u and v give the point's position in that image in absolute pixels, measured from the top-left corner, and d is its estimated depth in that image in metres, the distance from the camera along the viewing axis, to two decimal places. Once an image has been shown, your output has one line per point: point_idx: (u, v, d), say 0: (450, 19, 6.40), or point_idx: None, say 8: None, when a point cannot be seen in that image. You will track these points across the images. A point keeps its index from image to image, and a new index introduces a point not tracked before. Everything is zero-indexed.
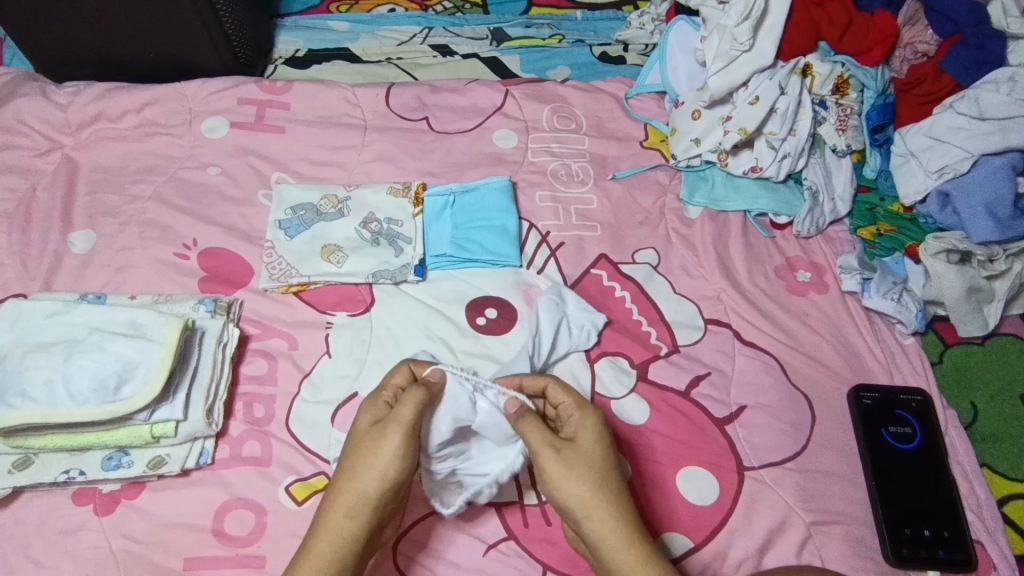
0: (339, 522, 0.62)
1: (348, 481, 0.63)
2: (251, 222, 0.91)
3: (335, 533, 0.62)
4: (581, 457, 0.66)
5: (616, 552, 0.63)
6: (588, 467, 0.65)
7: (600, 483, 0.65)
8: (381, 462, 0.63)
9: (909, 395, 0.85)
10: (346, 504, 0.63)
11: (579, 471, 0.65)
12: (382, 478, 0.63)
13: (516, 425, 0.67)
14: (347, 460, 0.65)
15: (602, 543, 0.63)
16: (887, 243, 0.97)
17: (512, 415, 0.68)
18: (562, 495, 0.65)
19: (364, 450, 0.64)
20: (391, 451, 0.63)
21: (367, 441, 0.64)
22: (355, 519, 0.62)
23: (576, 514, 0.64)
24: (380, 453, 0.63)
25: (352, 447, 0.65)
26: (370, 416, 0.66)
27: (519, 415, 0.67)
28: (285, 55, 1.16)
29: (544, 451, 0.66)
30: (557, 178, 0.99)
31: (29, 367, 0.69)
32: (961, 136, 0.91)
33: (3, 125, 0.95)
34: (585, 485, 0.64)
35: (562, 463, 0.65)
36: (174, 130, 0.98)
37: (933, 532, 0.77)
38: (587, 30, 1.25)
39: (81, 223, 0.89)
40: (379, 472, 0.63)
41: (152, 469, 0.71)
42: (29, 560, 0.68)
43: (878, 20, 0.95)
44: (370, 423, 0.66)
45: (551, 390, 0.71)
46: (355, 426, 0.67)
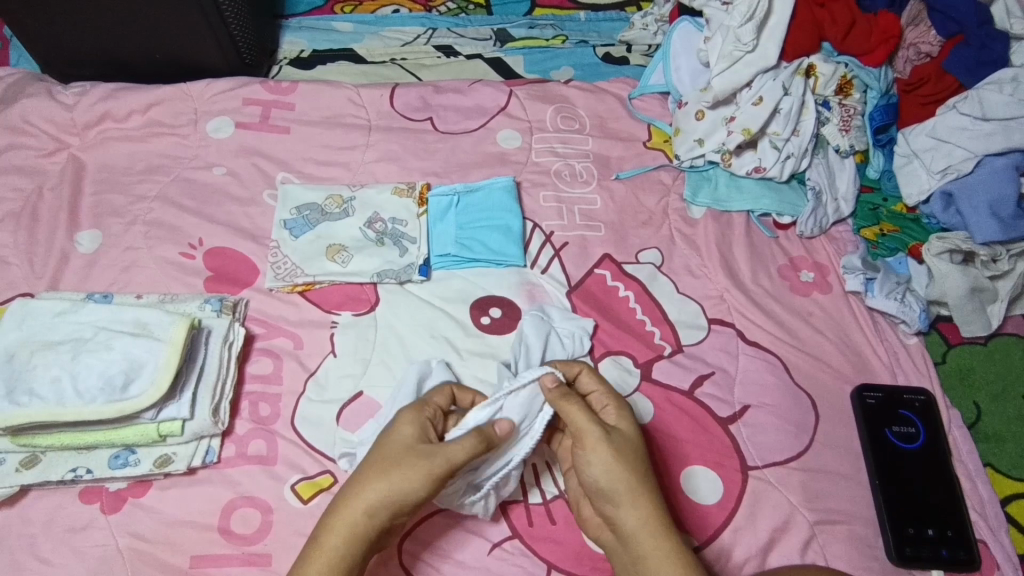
0: (355, 521, 0.62)
1: (376, 488, 0.62)
2: (257, 222, 0.92)
3: (348, 529, 0.62)
4: (625, 442, 0.67)
5: (652, 537, 0.64)
6: (632, 453, 0.67)
7: (642, 471, 0.66)
8: (416, 484, 0.62)
9: (913, 395, 0.86)
10: (369, 504, 0.62)
11: (624, 456, 0.66)
12: (411, 497, 0.62)
13: (561, 404, 0.68)
14: (380, 463, 0.63)
15: (637, 528, 0.64)
16: (890, 243, 0.97)
17: (554, 396, 0.69)
18: (605, 478, 0.65)
19: (403, 467, 0.62)
20: (430, 478, 0.62)
21: (409, 458, 0.63)
22: (372, 522, 0.62)
23: (615, 498, 0.65)
24: (419, 476, 0.62)
25: (387, 452, 0.64)
26: (413, 432, 0.65)
27: (565, 396, 0.68)
28: (289, 56, 1.16)
29: (594, 431, 0.66)
30: (560, 178, 0.99)
31: (37, 365, 0.70)
32: (964, 136, 0.91)
33: (9, 125, 0.95)
34: (630, 468, 0.65)
35: (610, 447, 0.66)
36: (179, 130, 0.98)
37: (937, 532, 0.77)
38: (591, 31, 1.25)
39: (87, 223, 0.90)
40: (410, 491, 0.62)
41: (159, 468, 0.72)
42: (36, 558, 0.69)
43: (881, 20, 0.96)
44: (414, 439, 0.65)
45: (585, 378, 0.73)
46: (397, 434, 0.65)
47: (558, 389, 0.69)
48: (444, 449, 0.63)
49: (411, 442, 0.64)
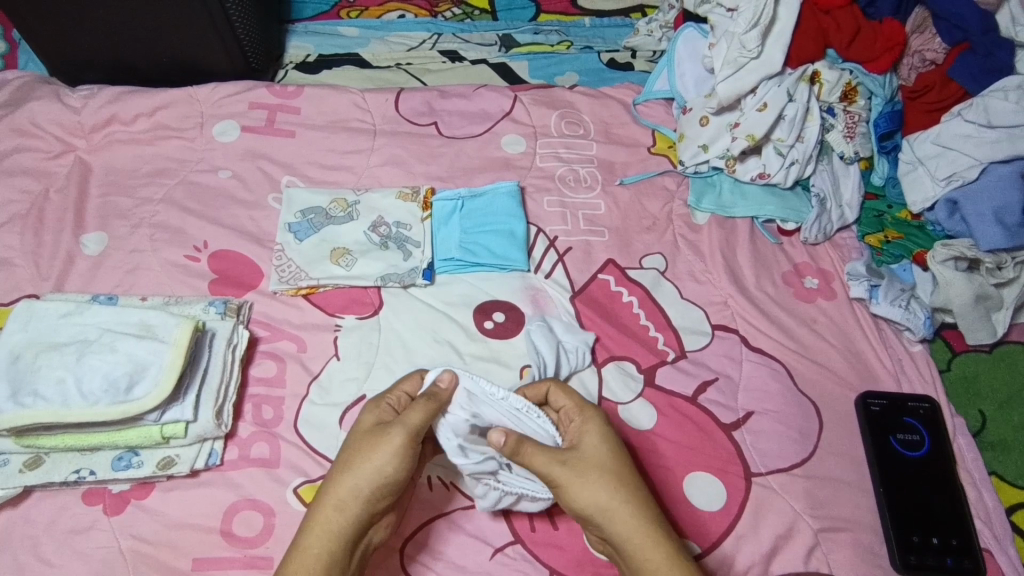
0: (328, 514, 0.62)
1: (341, 473, 0.64)
2: (261, 225, 0.92)
3: (324, 525, 0.62)
4: (588, 462, 0.66)
5: (642, 549, 0.63)
6: (597, 470, 0.66)
7: (612, 484, 0.65)
8: (378, 460, 0.64)
9: (917, 402, 0.85)
10: (337, 494, 0.63)
11: (588, 476, 0.65)
12: (377, 475, 0.63)
13: (516, 454, 0.66)
14: (344, 453, 0.66)
15: (627, 541, 0.63)
16: (895, 249, 0.97)
17: (506, 450, 0.66)
18: (578, 503, 0.65)
19: (363, 446, 0.65)
20: (391, 449, 0.64)
21: (368, 438, 0.66)
22: (345, 512, 0.62)
23: (595, 518, 0.64)
24: (379, 452, 0.64)
25: (350, 444, 0.66)
26: (374, 417, 0.68)
27: (515, 448, 0.66)
28: (295, 60, 1.17)
29: (549, 465, 0.66)
30: (565, 183, 0.99)
31: (41, 367, 0.70)
32: (969, 143, 0.91)
33: (16, 127, 0.96)
34: (598, 486, 0.64)
35: (572, 473, 0.65)
36: (185, 134, 0.99)
37: (941, 541, 0.76)
38: (596, 37, 1.25)
39: (93, 225, 0.90)
40: (374, 468, 0.64)
41: (162, 470, 0.72)
42: (38, 559, 0.69)
43: (886, 27, 0.97)
44: (373, 425, 0.67)
45: (554, 397, 0.73)
46: (359, 426, 0.68)
47: (508, 442, 0.66)
48: (402, 418, 0.66)
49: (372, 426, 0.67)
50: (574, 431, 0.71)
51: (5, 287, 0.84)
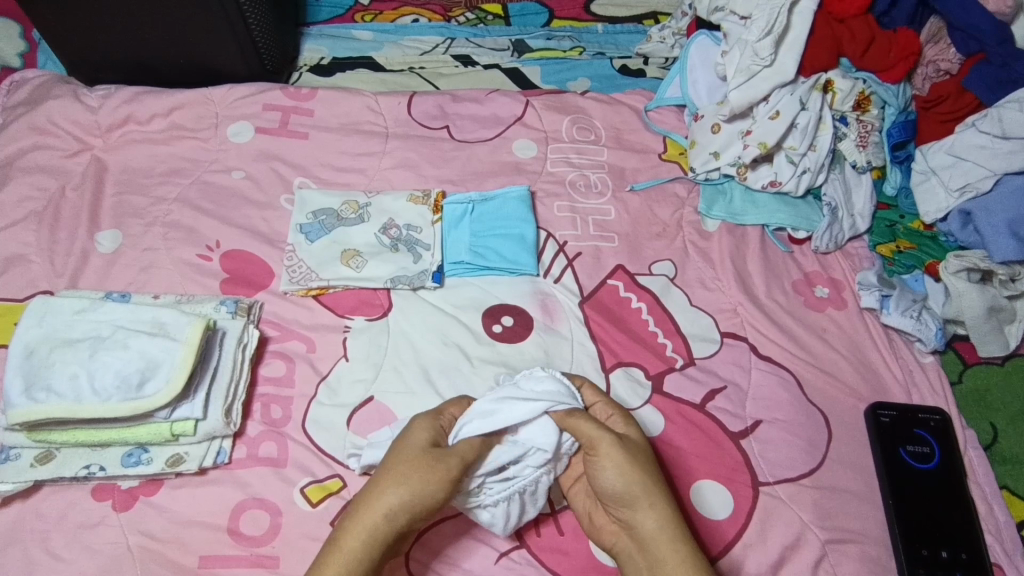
0: (373, 523, 0.62)
1: (393, 487, 0.63)
2: (273, 226, 0.93)
3: (365, 532, 0.62)
4: (637, 448, 0.68)
5: (669, 540, 0.64)
6: (643, 457, 0.67)
7: (654, 472, 0.67)
8: (435, 485, 0.63)
9: (928, 414, 0.85)
10: (386, 508, 0.62)
11: (637, 460, 0.66)
12: (430, 499, 0.63)
13: (570, 421, 0.68)
14: (398, 464, 0.64)
15: (656, 529, 0.65)
16: (907, 260, 0.97)
17: (557, 414, 0.69)
18: (620, 482, 0.65)
19: (419, 467, 0.64)
20: (448, 479, 0.64)
21: (427, 458, 0.64)
22: (390, 525, 0.63)
23: (631, 502, 0.65)
24: (438, 478, 0.63)
25: (406, 457, 0.65)
26: (429, 436, 0.67)
27: (569, 411, 0.69)
28: (310, 63, 1.18)
29: (605, 439, 0.66)
30: (575, 188, 0.99)
31: (55, 362, 0.70)
32: (982, 155, 0.90)
33: (35, 125, 0.97)
34: (644, 471, 0.66)
35: (624, 451, 0.66)
36: (200, 134, 0.99)
37: (951, 554, 0.76)
38: (608, 43, 1.26)
39: (107, 223, 0.91)
40: (429, 491, 0.63)
41: (171, 467, 0.72)
42: (47, 553, 0.69)
43: (901, 37, 0.96)
44: (429, 444, 0.66)
45: (585, 392, 0.74)
46: (414, 438, 0.67)
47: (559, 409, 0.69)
48: (459, 449, 0.66)
49: (427, 445, 0.66)
50: (610, 421, 0.72)
51: (19, 283, 0.85)
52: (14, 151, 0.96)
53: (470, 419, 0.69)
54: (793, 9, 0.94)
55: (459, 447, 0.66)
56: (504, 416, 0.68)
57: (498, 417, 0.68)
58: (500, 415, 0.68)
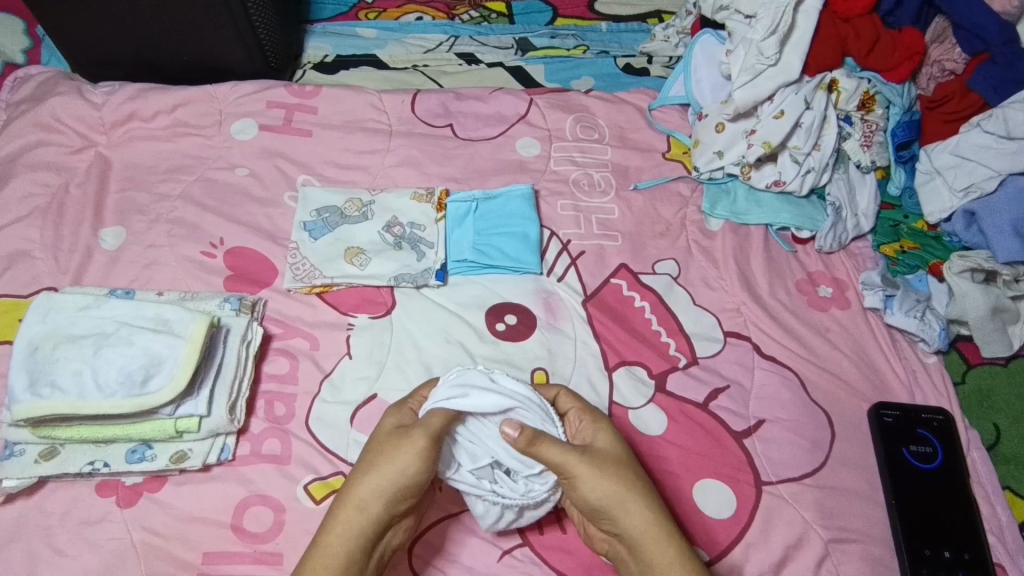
0: (349, 514, 0.64)
1: (361, 476, 0.65)
2: (277, 223, 0.93)
3: (344, 524, 0.63)
4: (606, 458, 0.67)
5: (656, 544, 0.64)
6: (616, 466, 0.67)
7: (630, 479, 0.66)
8: (400, 461, 0.64)
9: (931, 414, 0.85)
10: (357, 496, 0.64)
11: (607, 471, 0.66)
12: (400, 478, 0.64)
13: (533, 449, 0.65)
14: (366, 455, 0.67)
15: (641, 534, 0.65)
16: (909, 260, 0.97)
17: (521, 442, 0.65)
18: (595, 495, 0.65)
19: (384, 450, 0.66)
20: (412, 451, 0.65)
21: (390, 440, 0.66)
22: (366, 512, 0.64)
23: (611, 512, 0.65)
24: (402, 453, 0.65)
25: (375, 446, 0.67)
26: (395, 420, 0.69)
27: (532, 439, 0.65)
28: (313, 60, 1.18)
29: (570, 458, 0.66)
30: (579, 187, 0.99)
31: (59, 358, 0.71)
32: (987, 155, 0.90)
33: (39, 121, 0.97)
34: (616, 482, 0.65)
35: (592, 466, 0.65)
36: (204, 131, 0.99)
37: (953, 554, 0.76)
38: (612, 42, 1.25)
39: (111, 220, 0.91)
40: (397, 470, 0.64)
41: (175, 463, 0.72)
42: (51, 549, 0.70)
43: (906, 36, 0.96)
44: (393, 428, 0.68)
45: (561, 399, 0.74)
46: (380, 429, 0.69)
47: (523, 435, 0.65)
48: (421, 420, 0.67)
49: (392, 429, 0.68)
50: (584, 429, 0.72)
51: (24, 279, 0.85)
52: (19, 148, 0.96)
53: (437, 399, 0.69)
54: (797, 9, 0.94)
55: (422, 420, 0.67)
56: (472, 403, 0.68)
57: (463, 401, 0.68)
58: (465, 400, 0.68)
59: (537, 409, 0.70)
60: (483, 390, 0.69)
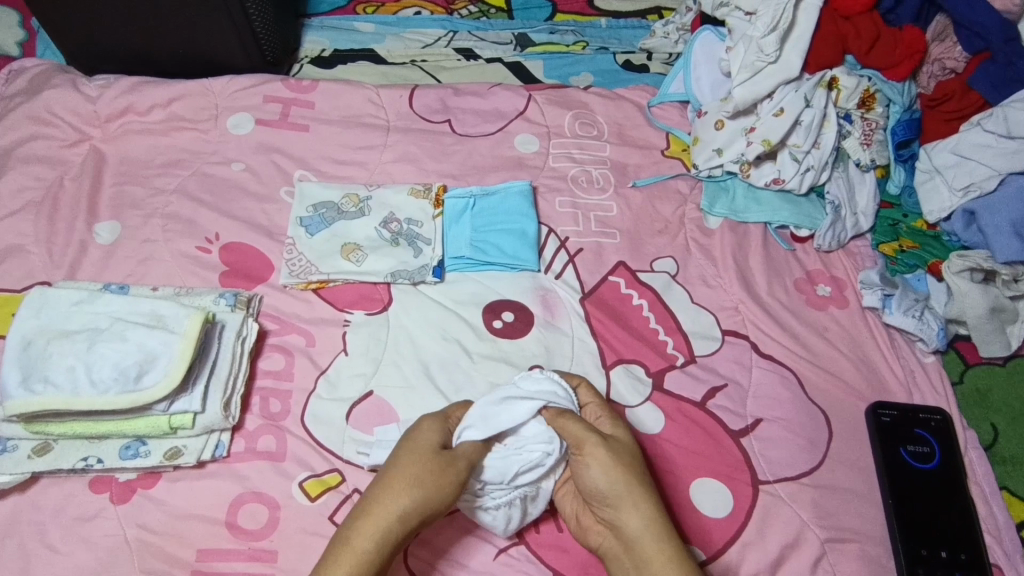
0: (387, 526, 0.61)
1: (409, 490, 0.62)
2: (273, 219, 0.92)
3: (379, 535, 0.61)
4: (623, 447, 0.68)
5: (654, 538, 0.64)
6: (630, 457, 0.68)
7: (641, 472, 0.67)
8: (447, 488, 0.64)
9: (929, 414, 0.84)
10: (401, 511, 0.62)
11: (623, 459, 0.67)
12: (441, 503, 0.63)
13: (558, 421, 0.69)
14: (411, 465, 0.64)
15: (641, 528, 0.64)
16: (909, 259, 0.97)
17: (550, 414, 0.70)
18: (605, 480, 0.66)
19: (435, 471, 0.64)
20: (458, 483, 0.64)
21: (438, 461, 0.65)
22: (402, 529, 0.62)
23: (616, 501, 0.65)
24: (450, 481, 0.64)
25: (420, 456, 0.65)
26: (437, 437, 0.67)
27: (559, 412, 0.70)
28: (311, 55, 1.17)
29: (591, 438, 0.67)
30: (577, 184, 0.99)
31: (52, 354, 0.70)
32: (986, 154, 0.90)
33: (34, 115, 0.96)
34: (630, 470, 0.66)
35: (609, 450, 0.67)
36: (200, 125, 0.99)
37: (950, 554, 0.75)
38: (612, 38, 1.25)
39: (106, 214, 0.90)
40: (442, 494, 0.63)
41: (169, 460, 0.72)
42: (44, 546, 0.69)
43: (906, 34, 0.95)
44: (438, 445, 0.67)
45: (581, 392, 0.74)
46: (423, 440, 0.66)
47: (552, 408, 0.70)
48: (468, 454, 0.67)
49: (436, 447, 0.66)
50: (600, 421, 0.72)
51: (18, 274, 0.85)
52: (13, 141, 0.95)
53: (469, 425, 0.69)
54: (798, 6, 0.94)
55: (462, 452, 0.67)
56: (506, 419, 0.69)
57: (497, 420, 0.69)
58: (498, 418, 0.69)
59: (563, 399, 0.72)
60: (509, 399, 0.70)
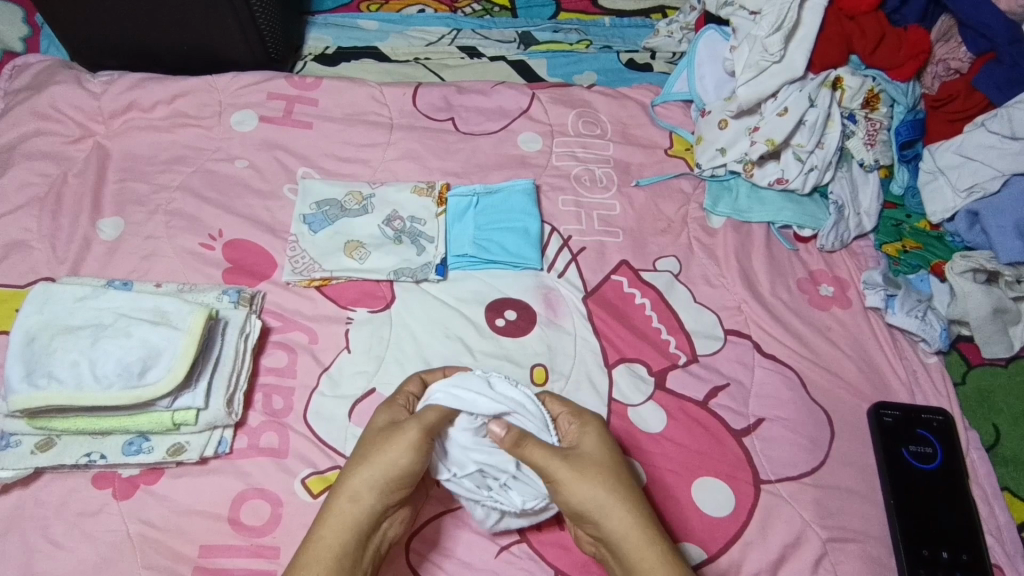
0: (343, 506, 0.63)
1: (356, 467, 0.65)
2: (276, 215, 0.92)
3: (339, 516, 0.63)
4: (589, 460, 0.67)
5: (637, 549, 0.63)
6: (598, 468, 0.66)
7: (609, 483, 0.65)
8: (393, 452, 0.65)
9: (931, 414, 0.84)
10: (349, 487, 0.64)
11: (588, 473, 0.65)
12: (393, 467, 0.64)
13: (517, 450, 0.67)
14: (359, 449, 0.67)
15: (623, 538, 0.64)
16: (912, 260, 0.97)
17: (509, 441, 0.67)
18: (576, 497, 0.65)
19: (378, 443, 0.66)
20: (406, 442, 0.65)
21: (383, 434, 0.67)
22: (359, 502, 0.63)
23: (594, 517, 0.65)
24: (394, 444, 0.65)
25: (366, 441, 0.67)
26: (387, 416, 0.69)
27: (518, 439, 0.67)
28: (314, 52, 1.17)
29: (553, 461, 0.66)
30: (580, 183, 0.99)
31: (56, 350, 0.70)
32: (991, 154, 0.90)
33: (37, 111, 0.96)
34: (597, 483, 0.65)
35: (571, 469, 0.65)
36: (204, 122, 0.99)
37: (951, 554, 0.76)
38: (615, 37, 1.25)
39: (110, 210, 0.91)
40: (389, 459, 0.64)
41: (172, 456, 0.72)
42: (47, 541, 0.69)
43: (911, 34, 0.95)
44: (386, 424, 0.68)
45: (550, 404, 0.74)
46: (372, 425, 0.69)
47: (508, 435, 0.67)
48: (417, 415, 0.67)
49: (385, 425, 0.68)
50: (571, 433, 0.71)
51: (21, 269, 0.85)
52: (17, 136, 0.95)
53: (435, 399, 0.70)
54: (803, 6, 0.94)
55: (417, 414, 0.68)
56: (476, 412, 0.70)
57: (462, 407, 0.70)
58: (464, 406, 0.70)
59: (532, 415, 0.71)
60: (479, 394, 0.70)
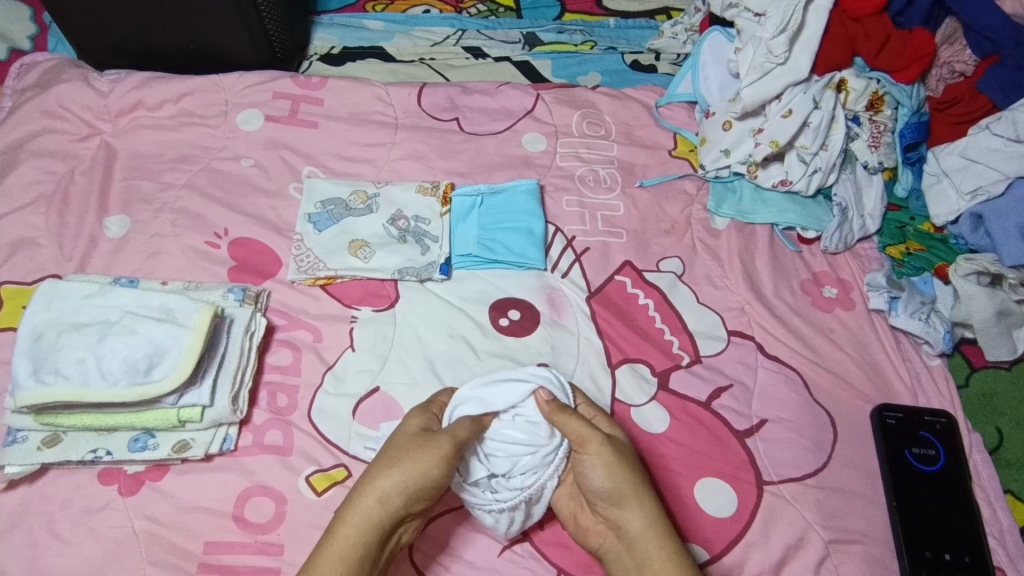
0: (369, 507, 0.63)
1: (386, 469, 0.65)
2: (281, 214, 0.93)
3: (364, 515, 0.63)
4: (622, 448, 0.70)
5: (655, 536, 0.66)
6: (631, 458, 0.70)
7: (639, 472, 0.69)
8: (427, 462, 0.65)
9: (934, 416, 0.84)
10: (379, 489, 0.64)
11: (624, 458, 0.69)
12: (424, 477, 0.65)
13: (560, 419, 0.69)
14: (391, 451, 0.67)
15: (645, 525, 0.67)
16: (916, 262, 0.96)
17: (550, 410, 0.70)
18: (611, 478, 0.67)
19: (411, 450, 0.66)
20: (440, 456, 0.65)
21: (417, 441, 0.67)
22: (386, 506, 0.64)
23: (620, 501, 0.68)
24: (429, 454, 0.65)
25: (398, 443, 0.67)
26: (419, 422, 0.70)
27: (560, 408, 0.70)
28: (320, 51, 1.17)
29: (595, 438, 0.68)
30: (585, 183, 0.99)
31: (63, 346, 0.70)
32: (996, 157, 0.90)
33: (45, 109, 0.97)
34: (630, 469, 0.68)
35: (612, 449, 0.68)
36: (210, 121, 0.99)
37: (953, 557, 0.76)
38: (620, 38, 1.25)
39: (116, 208, 0.91)
40: (422, 469, 0.65)
41: (177, 453, 0.72)
42: (53, 536, 0.70)
43: (915, 37, 0.96)
44: (418, 431, 0.69)
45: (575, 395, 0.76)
46: (404, 429, 0.69)
47: (553, 401, 0.70)
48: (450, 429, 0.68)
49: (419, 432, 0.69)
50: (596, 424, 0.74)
51: (28, 266, 0.85)
52: (24, 134, 0.96)
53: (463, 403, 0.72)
54: (807, 9, 0.94)
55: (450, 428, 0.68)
56: (497, 400, 0.72)
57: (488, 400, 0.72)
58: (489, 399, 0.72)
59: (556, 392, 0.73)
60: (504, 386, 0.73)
